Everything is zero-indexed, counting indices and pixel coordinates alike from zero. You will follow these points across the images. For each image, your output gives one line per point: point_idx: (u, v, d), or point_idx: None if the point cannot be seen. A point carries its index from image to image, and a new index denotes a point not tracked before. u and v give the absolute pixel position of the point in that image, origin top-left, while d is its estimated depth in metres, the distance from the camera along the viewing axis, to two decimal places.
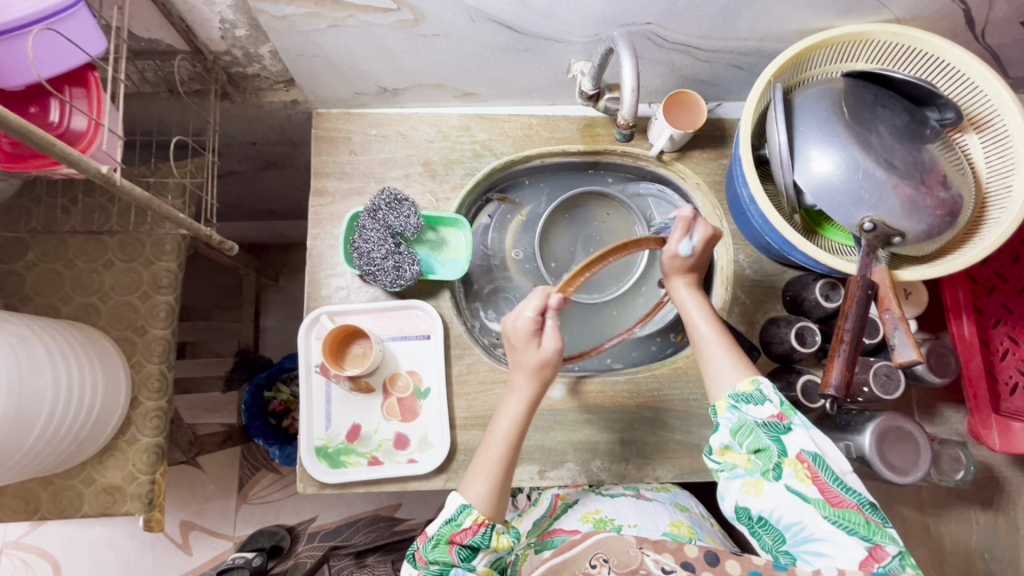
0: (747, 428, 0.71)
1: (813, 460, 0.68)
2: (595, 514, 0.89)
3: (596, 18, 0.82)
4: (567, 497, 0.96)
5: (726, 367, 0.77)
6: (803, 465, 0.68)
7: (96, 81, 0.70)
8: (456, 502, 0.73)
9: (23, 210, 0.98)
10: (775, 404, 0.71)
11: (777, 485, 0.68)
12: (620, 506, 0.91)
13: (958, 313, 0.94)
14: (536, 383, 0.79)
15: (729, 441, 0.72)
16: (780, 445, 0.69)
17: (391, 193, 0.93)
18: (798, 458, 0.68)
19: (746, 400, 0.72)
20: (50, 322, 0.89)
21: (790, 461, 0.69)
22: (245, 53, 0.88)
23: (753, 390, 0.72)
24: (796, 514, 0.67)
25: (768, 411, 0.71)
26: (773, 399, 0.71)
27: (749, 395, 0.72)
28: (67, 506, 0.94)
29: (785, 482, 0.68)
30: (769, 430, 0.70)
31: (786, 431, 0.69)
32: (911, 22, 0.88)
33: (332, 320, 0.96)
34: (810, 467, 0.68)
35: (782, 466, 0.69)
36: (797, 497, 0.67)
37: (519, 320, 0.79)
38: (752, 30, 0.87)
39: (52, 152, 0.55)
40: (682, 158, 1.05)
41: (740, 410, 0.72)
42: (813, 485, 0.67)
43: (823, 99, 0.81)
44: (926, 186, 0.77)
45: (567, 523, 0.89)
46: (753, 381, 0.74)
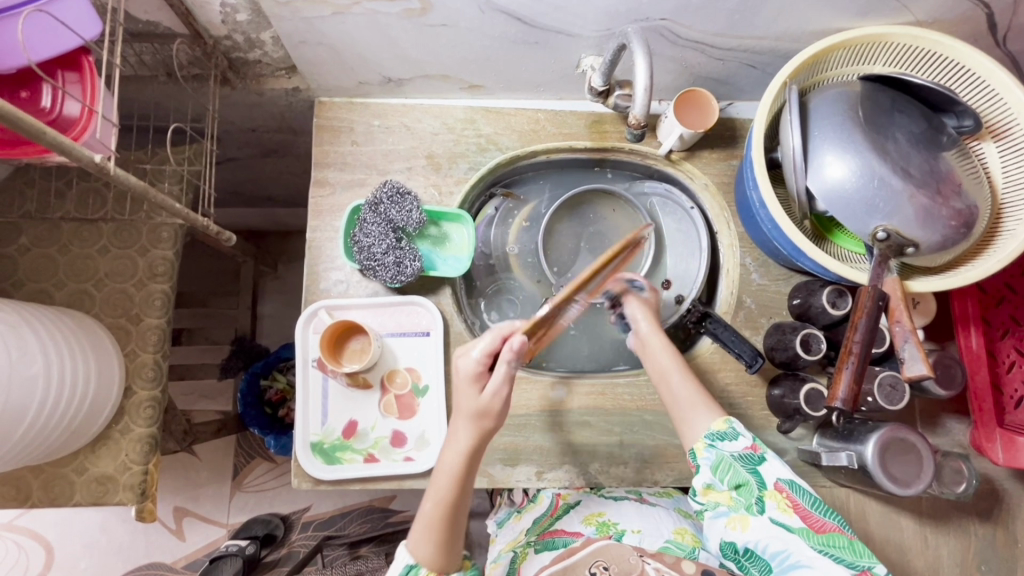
0: (725, 464, 0.77)
1: (789, 488, 0.75)
2: (598, 517, 0.90)
3: (609, 13, 0.79)
4: (568, 497, 0.96)
5: (698, 407, 0.82)
6: (784, 497, 0.75)
7: (89, 65, 0.68)
8: (404, 562, 0.73)
9: (17, 192, 0.96)
10: (748, 437, 0.78)
11: (762, 519, 0.74)
12: (624, 510, 0.92)
13: (966, 325, 0.93)
14: (474, 430, 0.76)
15: (711, 480, 0.77)
16: (758, 477, 0.76)
17: (394, 186, 0.91)
18: (777, 489, 0.75)
19: (720, 438, 0.79)
20: (43, 308, 0.87)
21: (769, 492, 0.75)
22: (246, 38, 0.86)
23: (727, 427, 0.79)
24: (781, 544, 0.72)
25: (742, 445, 0.78)
26: (746, 433, 0.78)
27: (722, 432, 0.79)
28: (59, 495, 0.93)
29: (769, 515, 0.74)
30: (746, 463, 0.77)
31: (761, 462, 0.77)
32: (932, 25, 0.86)
33: (333, 314, 0.94)
34: (788, 496, 0.75)
35: (764, 498, 0.75)
36: (781, 528, 0.73)
37: (465, 360, 0.78)
38: (769, 29, 0.85)
39: (43, 140, 0.53)
40: (691, 157, 1.03)
41: (717, 448, 0.78)
42: (795, 515, 0.74)
43: (840, 102, 0.79)
44: (942, 195, 0.75)
45: (569, 524, 0.90)
46: (727, 420, 0.80)
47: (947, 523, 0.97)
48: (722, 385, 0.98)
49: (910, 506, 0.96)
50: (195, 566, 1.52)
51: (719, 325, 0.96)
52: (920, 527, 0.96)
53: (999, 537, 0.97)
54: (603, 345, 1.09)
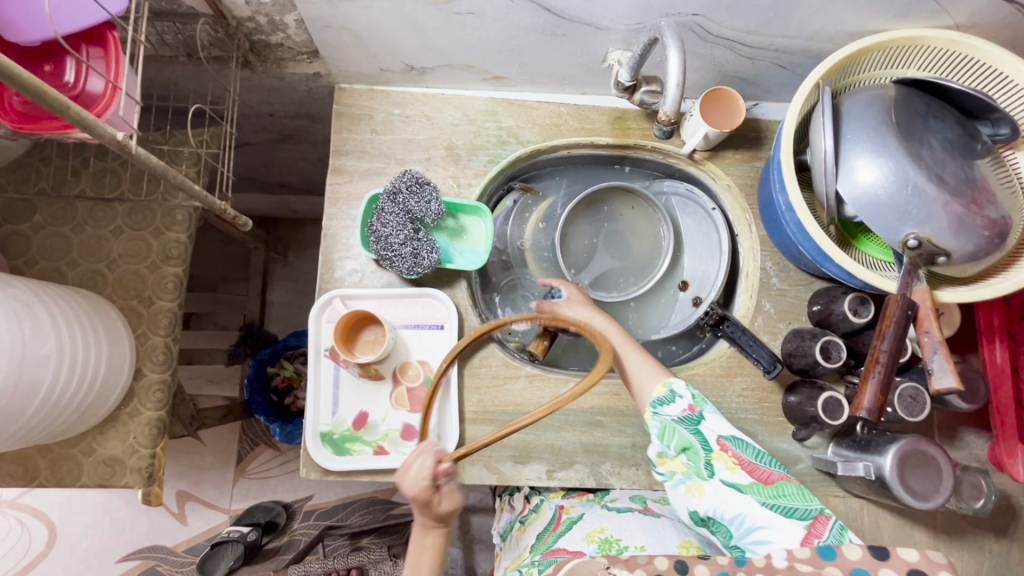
0: (671, 429, 0.75)
1: (732, 446, 0.74)
2: (600, 533, 0.86)
3: (641, 6, 0.78)
4: (571, 511, 0.93)
5: (645, 370, 0.81)
6: (732, 458, 0.74)
7: (115, 41, 0.67)
8: None
9: (33, 170, 0.95)
10: (686, 397, 0.77)
11: (715, 483, 0.72)
12: (627, 524, 0.88)
13: (991, 337, 0.91)
14: (441, 532, 0.71)
15: (660, 448, 0.76)
16: (701, 437, 0.75)
17: (413, 175, 0.89)
18: (722, 449, 0.74)
19: (662, 402, 0.77)
20: (56, 287, 0.86)
21: (716, 454, 0.74)
22: (269, 21, 0.84)
23: (666, 391, 0.78)
24: (736, 508, 0.71)
25: (681, 406, 0.77)
26: (684, 394, 0.77)
27: (661, 396, 0.78)
28: (67, 475, 0.92)
29: (720, 477, 0.73)
30: (687, 424, 0.75)
31: (700, 420, 0.76)
32: (971, 30, 0.84)
33: (347, 304, 0.93)
34: (734, 454, 0.74)
35: (712, 461, 0.73)
36: (734, 491, 0.72)
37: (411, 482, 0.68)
38: (802, 29, 0.83)
39: (66, 115, 0.52)
40: (714, 157, 1.01)
41: (660, 413, 0.77)
42: (744, 473, 0.73)
43: (873, 106, 0.77)
44: (976, 205, 0.73)
45: (572, 542, 0.86)
46: (667, 383, 0.79)
47: (962, 537, 0.95)
48: (739, 389, 0.97)
49: (925, 520, 0.94)
50: (196, 550, 1.52)
51: (737, 328, 0.97)
52: (934, 540, 0.95)
53: (1014, 553, 0.95)
54: None
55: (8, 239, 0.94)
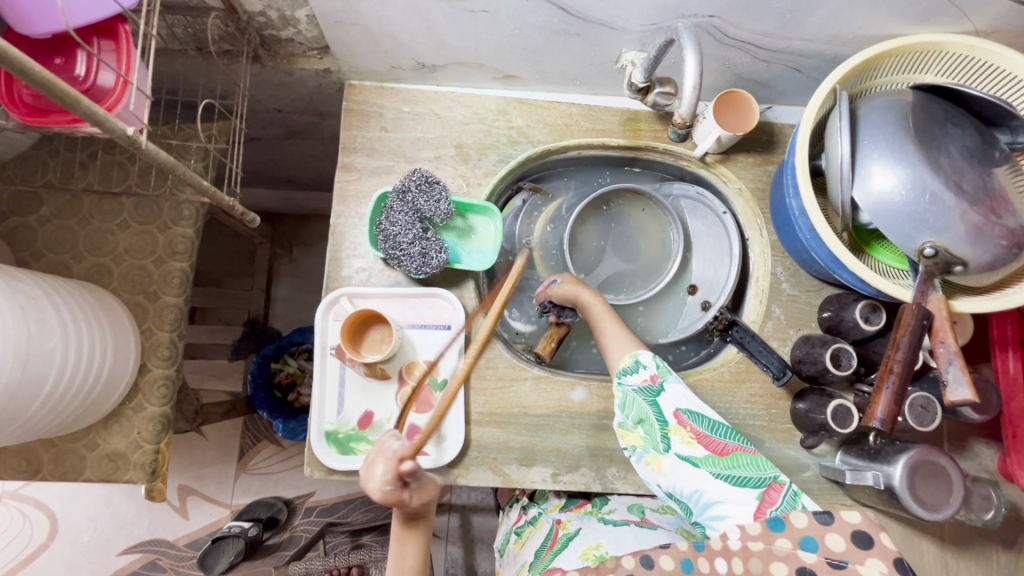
0: (630, 400, 0.74)
1: (687, 419, 0.72)
2: (595, 550, 0.85)
3: (657, 7, 0.77)
4: (568, 526, 0.92)
5: (616, 343, 0.79)
6: (687, 431, 0.72)
7: (126, 34, 0.66)
8: None
9: (40, 162, 0.95)
10: (649, 367, 0.74)
11: (671, 457, 0.72)
12: (623, 539, 0.86)
13: (1004, 347, 0.90)
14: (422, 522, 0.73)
15: (621, 420, 0.76)
16: (657, 408, 0.73)
17: (422, 174, 0.89)
18: (679, 424, 0.72)
19: (626, 373, 0.75)
20: (61, 281, 0.86)
21: (673, 428, 0.72)
22: (280, 16, 0.83)
23: (629, 362, 0.75)
24: (692, 483, 0.70)
25: (643, 376, 0.74)
26: (648, 363, 0.74)
27: (625, 366, 0.76)
28: (70, 469, 0.92)
29: (675, 451, 0.72)
30: (646, 395, 0.74)
31: (660, 392, 0.73)
32: (990, 36, 0.82)
33: (353, 304, 0.92)
34: (689, 427, 0.72)
35: (668, 435, 0.72)
36: (688, 464, 0.71)
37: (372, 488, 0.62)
38: (820, 32, 0.82)
39: (77, 109, 0.51)
40: (726, 160, 1.00)
41: (623, 384, 0.75)
42: (699, 446, 0.71)
43: (891, 111, 0.76)
44: (995, 214, 0.72)
45: (566, 561, 0.85)
46: (633, 355, 0.76)
47: (970, 548, 0.94)
48: (747, 395, 0.96)
49: (933, 530, 0.94)
50: (197, 544, 1.52)
51: (745, 334, 0.95)
52: (942, 551, 0.94)
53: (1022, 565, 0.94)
54: None
55: (14, 231, 0.93)
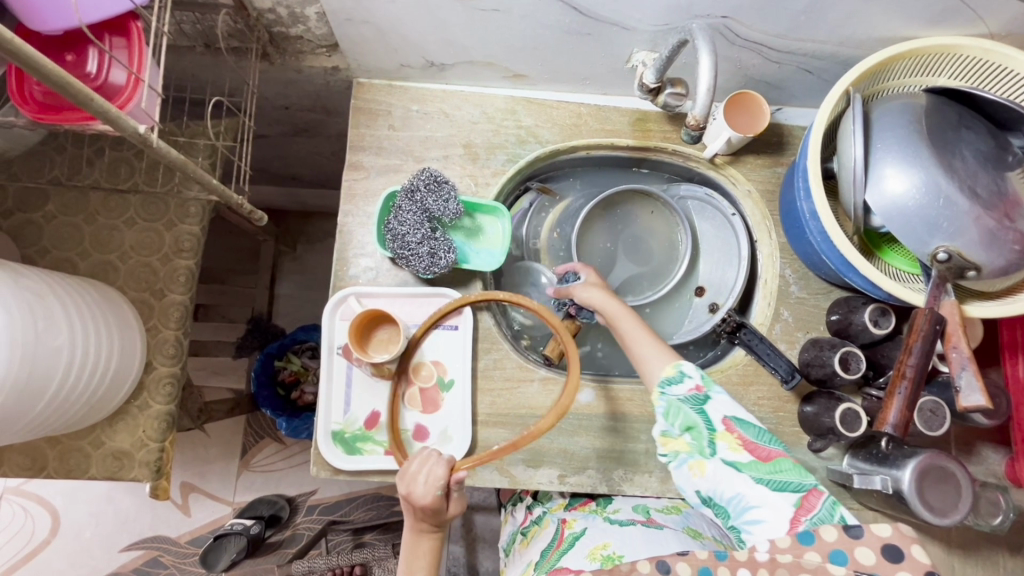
0: (675, 408, 0.67)
1: (736, 425, 0.66)
2: (603, 549, 0.83)
3: (670, 7, 0.76)
4: (574, 525, 0.92)
5: (651, 351, 0.74)
6: (731, 434, 0.65)
7: (138, 31, 0.66)
8: None
9: (46, 158, 0.94)
10: (695, 376, 0.68)
11: (715, 463, 0.65)
12: (629, 539, 0.85)
13: (1014, 352, 0.89)
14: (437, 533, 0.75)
15: (665, 427, 0.68)
16: (705, 417, 0.67)
17: (431, 174, 0.88)
18: (725, 428, 0.66)
19: (670, 383, 0.69)
20: (66, 278, 0.85)
21: (719, 433, 0.66)
22: (290, 13, 0.83)
23: (675, 371, 0.69)
24: (733, 487, 0.64)
25: (688, 385, 0.68)
26: (693, 373, 0.68)
27: (669, 376, 0.69)
28: (75, 467, 0.91)
29: (721, 457, 0.65)
30: (692, 403, 0.67)
31: (707, 400, 0.67)
32: (1005, 39, 0.82)
33: (359, 304, 0.91)
34: (736, 433, 0.65)
35: (714, 440, 0.66)
36: (732, 469, 0.64)
37: (425, 490, 0.71)
38: (833, 34, 0.81)
39: (90, 107, 0.51)
40: (736, 162, 0.99)
41: (666, 394, 0.69)
42: (744, 451, 0.65)
43: (904, 114, 0.76)
44: (1009, 218, 0.72)
45: (573, 561, 0.83)
46: (676, 364, 0.70)
47: (976, 553, 0.94)
48: (754, 398, 0.96)
49: (939, 534, 0.94)
50: (199, 541, 1.52)
51: (754, 336, 0.95)
52: (948, 555, 0.94)
53: None
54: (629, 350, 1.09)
55: (20, 228, 0.93)
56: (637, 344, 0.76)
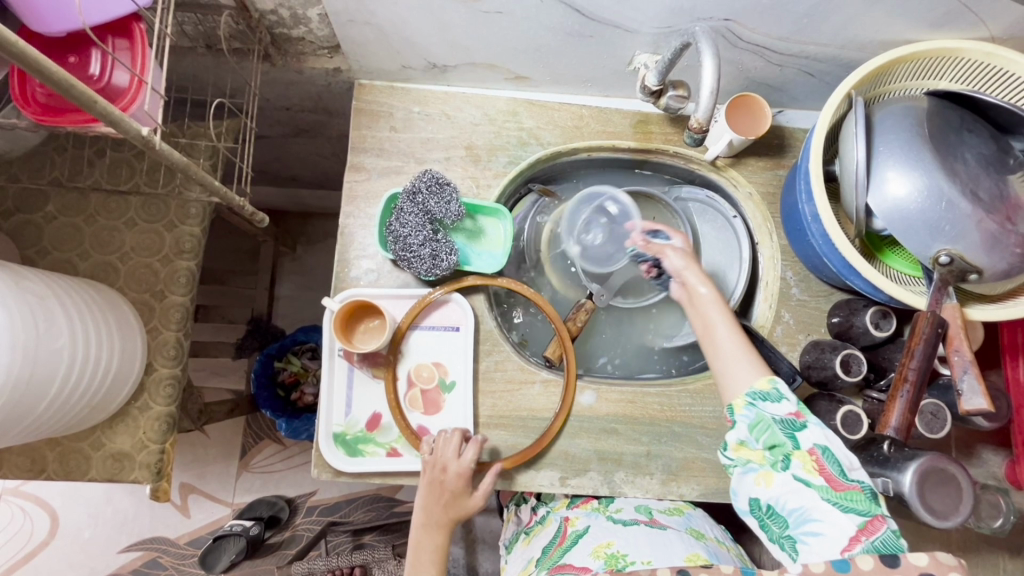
0: (763, 423, 0.64)
1: (822, 452, 0.62)
2: (606, 548, 0.84)
3: (673, 9, 0.76)
4: (576, 523, 0.92)
5: (741, 360, 0.69)
6: (812, 457, 0.62)
7: (141, 33, 0.65)
8: None
9: (46, 159, 0.94)
10: (794, 401, 0.64)
11: (785, 476, 0.62)
12: (633, 538, 0.85)
13: (1015, 354, 0.89)
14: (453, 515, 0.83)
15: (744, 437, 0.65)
16: (794, 441, 0.63)
17: (433, 176, 0.88)
18: (809, 450, 0.62)
19: (763, 398, 0.65)
20: (66, 279, 0.85)
21: (798, 452, 0.63)
22: (292, 14, 0.83)
23: (771, 388, 0.65)
24: (799, 502, 0.61)
25: (785, 409, 0.64)
26: (791, 397, 0.64)
27: (763, 391, 0.66)
28: (75, 469, 0.91)
29: (793, 473, 0.62)
30: (785, 426, 0.63)
31: (801, 428, 0.63)
32: (1006, 43, 0.82)
33: (333, 300, 0.87)
34: (819, 459, 0.62)
35: (791, 458, 0.62)
36: (802, 485, 0.61)
37: (457, 462, 0.82)
38: (835, 37, 0.82)
39: (93, 110, 0.51)
40: (737, 164, 1.00)
41: (758, 407, 0.65)
42: (820, 475, 0.61)
43: (907, 118, 0.76)
44: (1011, 222, 0.72)
45: (577, 558, 0.84)
46: (772, 379, 0.66)
47: (976, 555, 0.94)
48: None
49: (940, 536, 0.94)
50: (199, 542, 1.52)
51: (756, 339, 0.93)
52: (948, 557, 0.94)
53: None
54: (629, 351, 1.09)
55: (20, 229, 0.93)
56: (725, 346, 0.72)
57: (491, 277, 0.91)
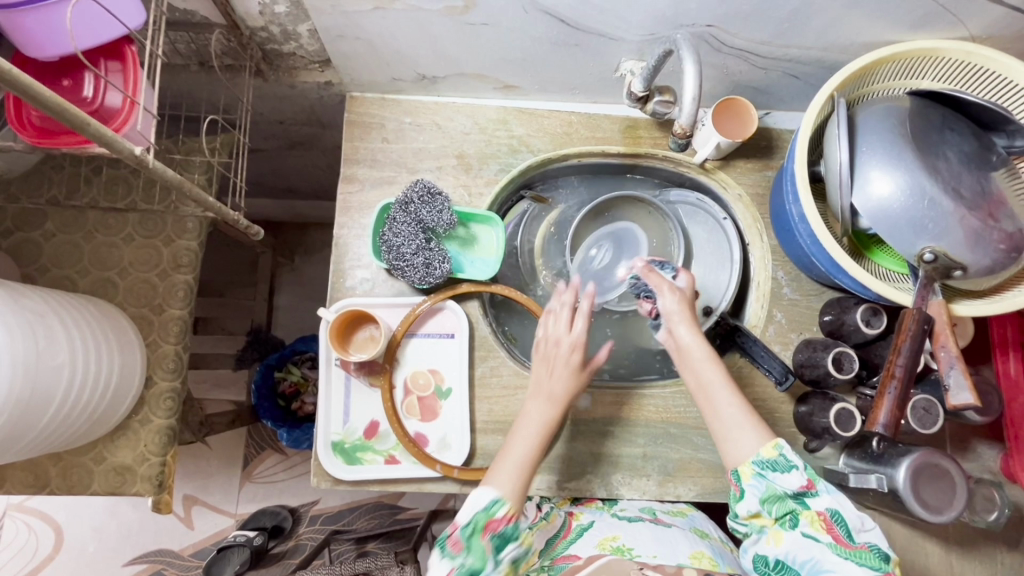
0: (773, 495, 0.69)
1: (831, 515, 0.67)
2: (612, 541, 0.83)
3: (656, 17, 0.78)
4: (581, 518, 0.91)
5: (746, 427, 0.72)
6: (820, 518, 0.68)
7: (132, 55, 0.67)
8: (487, 494, 0.72)
9: (44, 178, 0.96)
10: (802, 472, 0.68)
11: (794, 535, 0.68)
12: (639, 533, 0.84)
13: (1004, 349, 0.90)
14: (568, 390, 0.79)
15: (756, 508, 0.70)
16: (802, 503, 0.69)
17: (425, 185, 0.89)
18: (818, 512, 0.68)
19: (771, 468, 0.69)
20: (67, 297, 0.86)
21: (807, 512, 0.68)
22: (282, 31, 0.84)
23: (777, 457, 0.69)
24: (808, 555, 0.67)
25: (795, 479, 0.68)
26: (800, 466, 0.68)
27: (772, 462, 0.69)
28: (77, 483, 0.92)
29: (801, 531, 0.68)
30: (794, 495, 0.69)
31: (811, 495, 0.68)
32: (986, 41, 0.83)
33: (328, 311, 0.88)
34: (827, 520, 0.68)
35: (799, 516, 0.68)
36: (811, 541, 0.67)
37: (572, 329, 0.81)
38: (817, 39, 0.83)
39: (86, 132, 0.52)
40: (725, 166, 1.01)
41: (767, 478, 0.69)
42: (828, 534, 0.67)
43: (889, 118, 0.77)
44: (993, 218, 0.73)
45: (582, 549, 0.83)
46: (777, 446, 0.70)
47: (974, 550, 0.95)
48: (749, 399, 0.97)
49: (936, 531, 0.94)
50: (203, 554, 1.52)
51: (749, 338, 0.95)
52: (946, 552, 0.94)
53: None
54: (623, 354, 1.10)
55: (19, 247, 0.94)
56: (728, 410, 0.74)
57: (485, 282, 0.93)
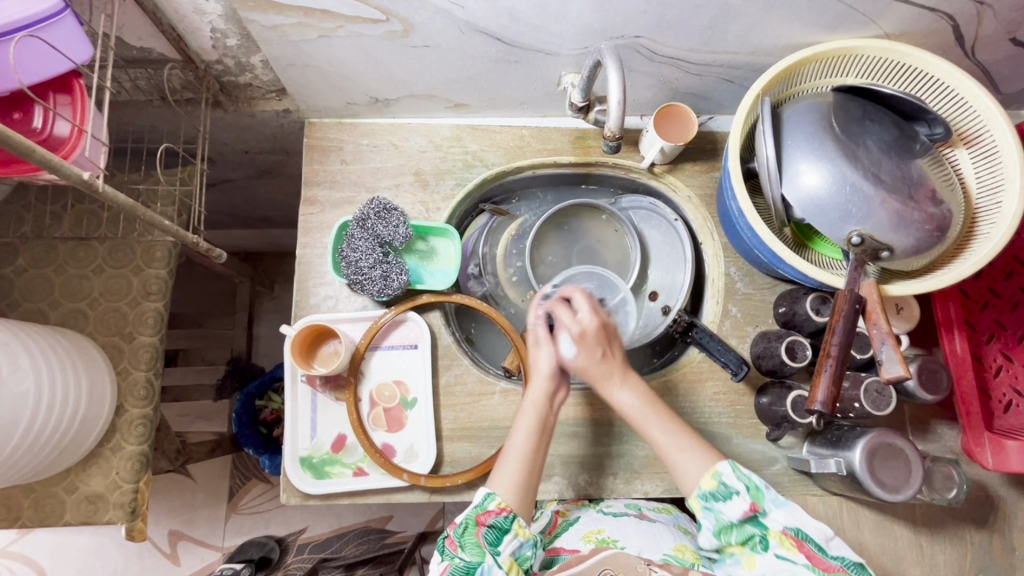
0: (726, 524, 0.72)
1: (795, 533, 0.69)
2: (597, 534, 0.83)
3: (585, 31, 0.82)
4: (568, 514, 0.91)
5: (690, 454, 0.77)
6: (786, 536, 0.69)
7: (81, 87, 0.71)
8: (482, 490, 0.76)
9: (14, 216, 0.99)
10: (744, 496, 0.71)
11: (767, 557, 0.70)
12: (624, 526, 0.84)
13: (949, 329, 0.94)
14: (548, 386, 0.82)
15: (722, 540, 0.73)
16: (761, 526, 0.71)
17: (380, 202, 0.93)
18: (782, 531, 0.70)
19: (714, 497, 0.73)
20: (37, 328, 0.89)
21: (773, 532, 0.70)
22: (236, 62, 0.89)
23: (717, 486, 0.73)
24: None
25: (739, 502, 0.71)
26: (740, 490, 0.71)
27: (714, 490, 0.73)
28: (49, 514, 0.93)
29: (773, 553, 0.70)
30: (747, 519, 0.71)
31: (764, 514, 0.71)
32: (901, 38, 0.88)
33: (292, 326, 0.90)
34: (794, 538, 0.69)
35: (767, 537, 0.70)
36: (787, 563, 0.68)
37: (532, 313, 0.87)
38: (742, 45, 0.88)
39: (32, 157, 0.55)
40: (673, 170, 1.05)
41: (715, 510, 0.73)
42: (800, 552, 0.68)
43: (812, 113, 0.81)
44: (914, 201, 0.77)
45: (569, 542, 0.84)
46: (716, 476, 0.74)
47: (944, 531, 0.96)
48: (711, 393, 0.99)
49: (903, 514, 0.95)
50: None
51: (704, 334, 0.96)
52: (916, 535, 0.95)
53: (996, 544, 0.96)
54: None
55: None
56: (665, 444, 0.79)
57: (445, 293, 0.95)
